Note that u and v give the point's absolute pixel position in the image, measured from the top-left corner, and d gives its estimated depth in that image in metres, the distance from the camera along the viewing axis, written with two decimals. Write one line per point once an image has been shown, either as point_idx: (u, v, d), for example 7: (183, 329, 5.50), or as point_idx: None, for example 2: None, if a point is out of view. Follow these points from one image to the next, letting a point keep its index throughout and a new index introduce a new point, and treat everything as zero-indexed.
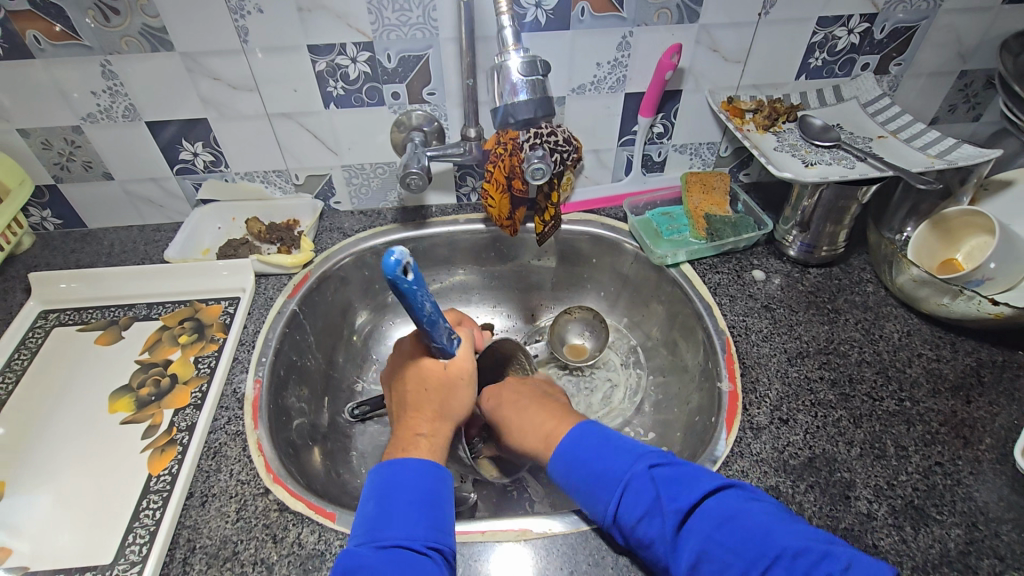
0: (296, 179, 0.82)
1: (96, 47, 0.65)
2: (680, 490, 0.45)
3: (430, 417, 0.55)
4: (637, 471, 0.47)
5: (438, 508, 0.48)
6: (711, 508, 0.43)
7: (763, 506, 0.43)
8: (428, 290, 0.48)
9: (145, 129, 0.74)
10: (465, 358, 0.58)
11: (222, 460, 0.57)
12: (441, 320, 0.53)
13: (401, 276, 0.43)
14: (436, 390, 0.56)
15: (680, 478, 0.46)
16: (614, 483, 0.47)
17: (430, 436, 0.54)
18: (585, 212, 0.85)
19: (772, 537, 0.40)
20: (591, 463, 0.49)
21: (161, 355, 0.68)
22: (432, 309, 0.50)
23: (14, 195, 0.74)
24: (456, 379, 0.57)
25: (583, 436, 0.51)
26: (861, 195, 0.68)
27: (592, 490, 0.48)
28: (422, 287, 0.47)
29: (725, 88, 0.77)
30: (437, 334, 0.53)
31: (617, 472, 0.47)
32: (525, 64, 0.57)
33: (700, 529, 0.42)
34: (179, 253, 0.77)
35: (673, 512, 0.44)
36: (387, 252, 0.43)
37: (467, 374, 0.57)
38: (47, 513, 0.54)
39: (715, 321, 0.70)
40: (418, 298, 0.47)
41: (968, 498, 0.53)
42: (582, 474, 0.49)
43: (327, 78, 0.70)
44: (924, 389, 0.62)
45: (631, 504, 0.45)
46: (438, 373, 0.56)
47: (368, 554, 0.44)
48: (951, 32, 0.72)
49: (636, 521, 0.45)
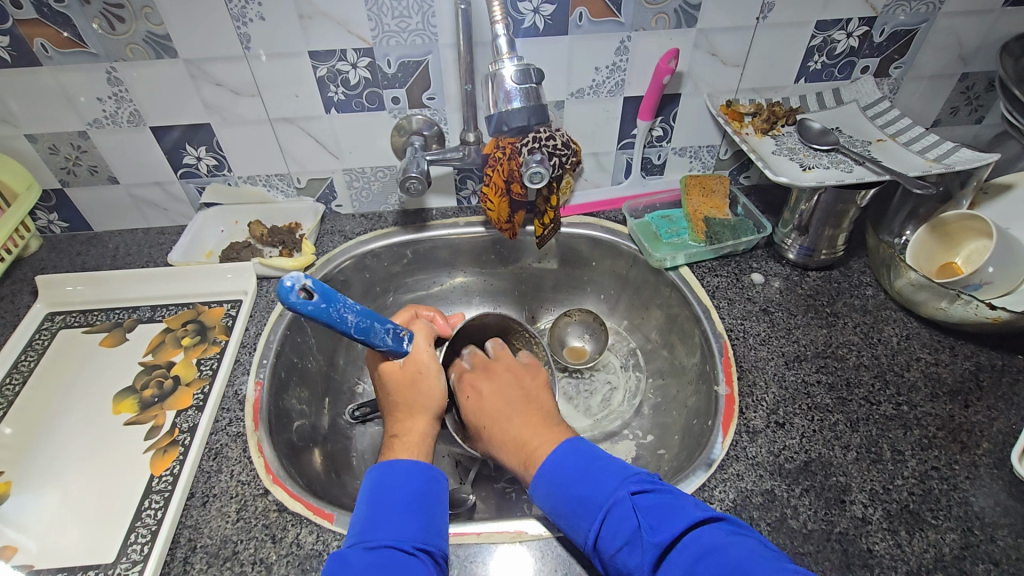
0: (298, 183, 0.83)
1: (102, 54, 0.66)
2: (662, 520, 0.43)
3: (404, 418, 0.55)
4: (620, 497, 0.46)
5: (428, 510, 0.49)
6: (689, 542, 0.42)
7: (745, 542, 0.41)
8: (344, 302, 0.52)
9: (149, 134, 0.75)
10: (424, 350, 0.57)
11: (223, 461, 0.58)
12: (380, 325, 0.55)
13: (297, 299, 0.47)
14: (403, 389, 0.56)
15: (664, 506, 0.44)
16: (595, 509, 0.46)
17: (401, 437, 0.54)
18: (585, 215, 0.86)
19: (745, 571, 0.38)
20: (571, 487, 0.48)
21: (164, 357, 0.69)
22: (359, 318, 0.53)
23: (22, 199, 0.76)
24: (417, 373, 0.56)
25: (567, 456, 0.50)
26: (860, 199, 0.68)
27: (573, 515, 0.47)
28: (332, 302, 0.50)
29: (724, 92, 0.77)
30: (379, 340, 0.55)
31: (600, 498, 0.46)
32: (519, 72, 0.58)
33: (680, 562, 0.41)
34: (182, 257, 0.78)
35: (652, 544, 0.42)
36: (280, 280, 0.47)
37: (429, 365, 0.57)
38: (52, 512, 0.55)
39: (712, 324, 0.70)
40: (332, 313, 0.50)
41: (965, 502, 0.53)
42: (563, 497, 0.48)
43: (328, 83, 0.71)
44: (923, 393, 0.62)
45: (613, 532, 0.45)
46: (397, 372, 0.57)
47: (357, 555, 0.44)
48: (951, 35, 0.72)
49: (615, 550, 0.44)
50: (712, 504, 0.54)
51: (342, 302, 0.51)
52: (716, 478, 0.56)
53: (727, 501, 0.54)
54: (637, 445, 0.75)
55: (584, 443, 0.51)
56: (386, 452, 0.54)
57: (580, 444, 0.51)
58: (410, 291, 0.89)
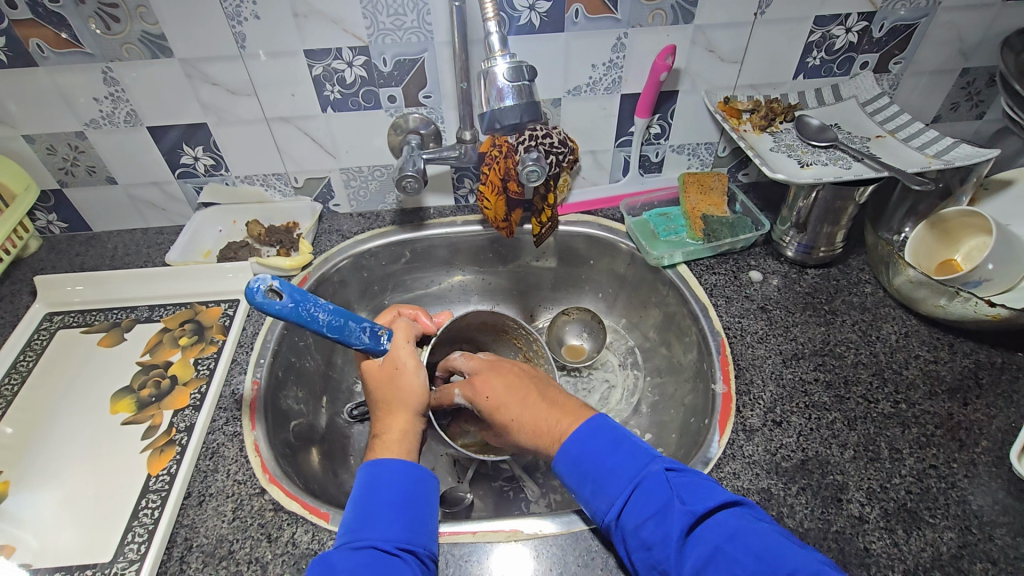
0: (295, 182, 0.83)
1: (98, 54, 0.66)
2: (695, 496, 0.44)
3: (383, 416, 0.55)
4: (653, 470, 0.46)
5: (416, 509, 0.49)
6: (722, 518, 0.42)
7: (772, 527, 0.42)
8: (315, 301, 0.52)
9: (146, 134, 0.75)
10: (402, 346, 0.58)
11: (220, 461, 0.58)
12: (355, 323, 0.56)
13: (264, 300, 0.48)
14: (382, 387, 0.56)
15: (694, 485, 0.45)
16: (625, 480, 0.46)
17: (382, 436, 0.54)
18: (582, 213, 0.85)
19: (779, 554, 0.39)
20: (603, 457, 0.48)
21: (161, 357, 0.70)
22: (332, 317, 0.54)
23: (20, 200, 0.76)
24: (394, 370, 0.56)
25: (598, 431, 0.50)
26: (858, 195, 0.68)
27: (597, 485, 0.47)
28: (302, 302, 0.51)
29: (722, 88, 0.76)
30: (354, 338, 0.56)
31: (631, 469, 0.46)
32: (511, 69, 0.58)
33: (709, 537, 0.41)
34: (180, 257, 0.79)
35: (686, 512, 0.43)
36: (247, 282, 0.48)
37: (406, 361, 0.57)
38: (50, 511, 0.56)
39: (710, 322, 0.70)
40: (302, 312, 0.51)
41: (962, 501, 0.53)
42: (593, 468, 0.48)
43: (323, 82, 0.71)
44: (921, 391, 0.61)
45: (642, 502, 0.44)
46: (376, 371, 0.57)
47: (343, 555, 0.44)
48: (952, 29, 0.72)
49: (641, 521, 0.44)
50: None
51: (313, 301, 0.52)
52: (713, 476, 0.56)
53: None
54: None
55: (610, 420, 0.51)
56: (369, 450, 0.54)
57: (606, 422, 0.51)
58: (409, 290, 0.89)
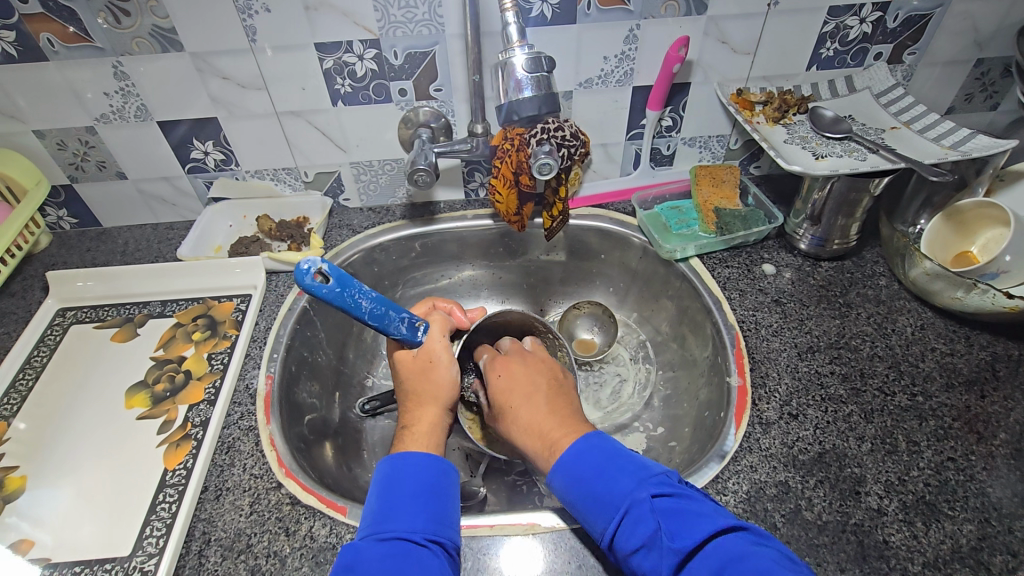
0: (306, 176, 0.82)
1: (108, 48, 0.66)
2: (682, 527, 0.42)
3: (413, 407, 0.56)
4: (638, 499, 0.45)
5: (440, 501, 0.49)
6: (711, 550, 0.41)
7: (768, 554, 0.40)
8: (359, 288, 0.52)
9: (157, 128, 0.74)
10: (438, 339, 0.59)
11: (236, 455, 0.58)
12: (395, 312, 0.56)
13: (314, 283, 0.47)
14: (415, 379, 0.57)
15: (684, 512, 0.44)
16: (612, 508, 0.46)
17: (410, 427, 0.54)
18: (593, 206, 0.85)
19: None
20: (589, 484, 0.47)
21: (175, 352, 0.70)
22: (374, 305, 0.53)
23: (31, 195, 0.76)
24: (428, 362, 0.57)
25: (586, 451, 0.49)
26: (873, 186, 0.67)
27: (589, 513, 0.47)
28: (348, 288, 0.50)
29: (734, 80, 0.76)
30: (393, 327, 0.56)
31: (616, 498, 0.46)
32: (530, 60, 0.58)
33: (699, 570, 0.40)
34: (191, 252, 0.78)
35: (672, 550, 0.42)
36: (300, 262, 0.47)
37: (440, 354, 0.58)
38: (68, 506, 0.56)
39: (723, 314, 0.70)
40: (347, 298, 0.50)
41: (982, 493, 0.53)
42: (580, 494, 0.48)
43: (334, 76, 0.70)
44: (938, 383, 0.61)
45: (629, 532, 0.44)
46: (410, 362, 0.58)
47: (368, 546, 0.44)
48: (967, 19, 0.71)
49: (632, 551, 0.44)
50: (726, 496, 0.54)
51: (357, 288, 0.51)
52: (730, 469, 0.56)
53: (741, 493, 0.54)
54: (647, 436, 0.75)
55: (600, 437, 0.51)
56: (397, 442, 0.54)
57: (596, 439, 0.50)
58: (419, 285, 0.89)
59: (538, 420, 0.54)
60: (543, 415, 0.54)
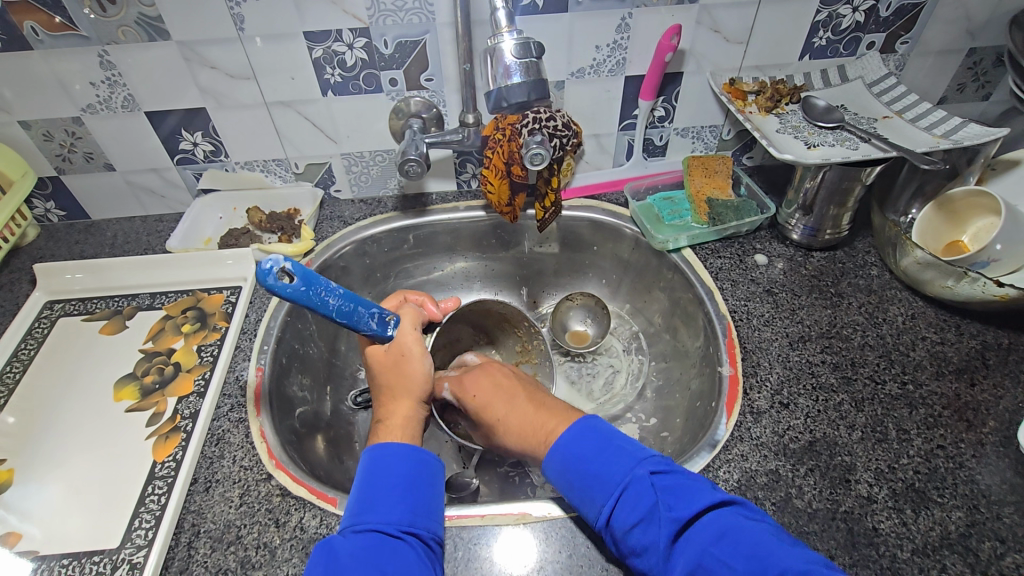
0: (296, 168, 0.82)
1: (94, 37, 0.65)
2: (682, 500, 0.43)
3: (387, 401, 0.55)
4: (637, 475, 0.45)
5: (418, 492, 0.48)
6: (709, 521, 0.41)
7: (763, 527, 0.41)
8: (326, 286, 0.50)
9: (145, 119, 0.74)
10: (409, 332, 0.59)
11: (225, 447, 0.58)
12: (364, 309, 0.55)
13: (277, 284, 0.46)
14: (387, 372, 0.57)
15: (683, 486, 0.44)
16: (610, 486, 0.46)
17: (385, 422, 0.54)
18: (586, 197, 0.84)
19: (766, 557, 0.38)
20: (587, 463, 0.47)
21: (164, 344, 0.69)
22: (341, 301, 0.52)
23: (17, 187, 0.75)
24: (400, 356, 0.57)
25: (583, 433, 0.49)
26: (865, 176, 0.67)
27: (586, 491, 0.47)
28: (314, 286, 0.49)
29: (727, 70, 0.75)
30: (361, 322, 0.55)
31: (616, 476, 0.46)
32: (519, 45, 0.58)
33: (698, 539, 0.41)
34: (180, 245, 0.78)
35: (671, 519, 0.42)
36: (261, 261, 0.45)
37: (411, 347, 0.57)
38: (56, 498, 0.55)
39: (715, 305, 0.70)
40: (313, 297, 0.49)
41: (971, 481, 0.53)
42: (578, 473, 0.48)
43: (324, 65, 0.70)
44: (928, 371, 0.61)
45: (628, 508, 0.44)
46: (381, 357, 0.58)
47: (345, 540, 0.44)
48: (959, 8, 0.71)
49: (630, 527, 0.44)
50: (717, 485, 0.54)
51: (324, 286, 0.50)
52: (720, 458, 0.56)
53: (731, 481, 0.54)
54: (640, 427, 0.75)
55: (597, 421, 0.51)
56: (373, 436, 0.54)
57: (594, 422, 0.51)
58: (411, 277, 0.89)
59: (521, 420, 0.54)
60: (522, 414, 0.55)
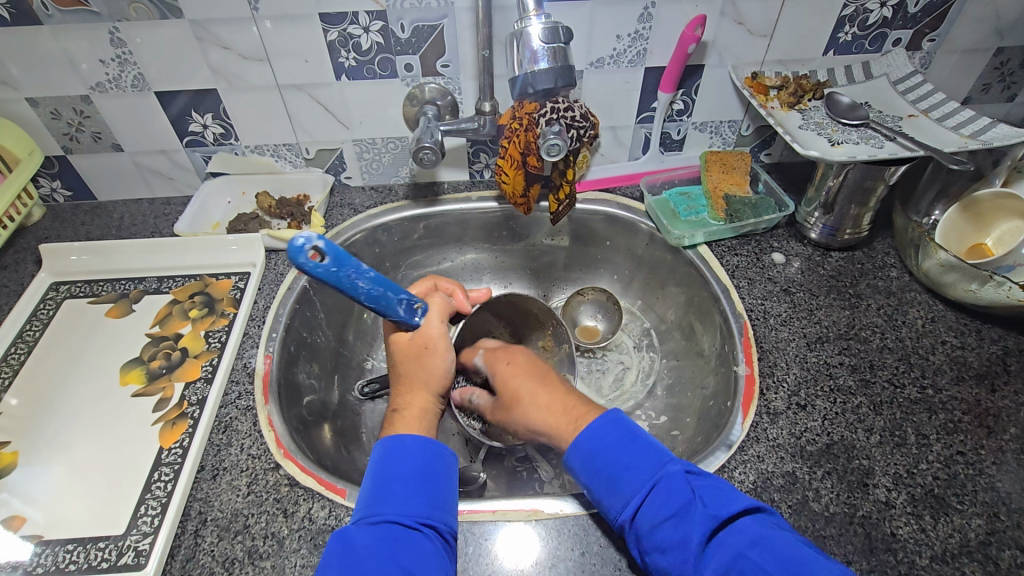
0: (307, 153, 0.81)
1: (104, 13, 0.64)
2: (718, 499, 0.43)
3: (405, 391, 0.55)
4: (671, 471, 0.45)
5: (433, 484, 0.48)
6: (744, 525, 0.41)
7: (796, 535, 0.41)
8: (357, 268, 0.48)
9: (154, 99, 0.72)
10: (435, 326, 0.57)
11: (233, 435, 0.57)
12: (393, 294, 0.53)
13: (309, 263, 0.43)
14: (408, 362, 0.56)
15: (716, 488, 0.44)
16: (643, 479, 0.45)
17: (403, 410, 0.54)
18: (600, 190, 0.83)
19: (805, 562, 0.38)
20: (619, 453, 0.47)
21: (171, 329, 0.68)
22: (371, 286, 0.50)
23: (24, 165, 0.73)
24: (424, 347, 0.56)
25: (613, 424, 0.49)
26: (889, 175, 0.66)
27: (616, 484, 0.46)
28: (345, 267, 0.46)
29: (749, 64, 0.74)
30: (391, 309, 0.53)
31: (649, 470, 0.46)
32: (547, 30, 0.57)
33: (730, 541, 0.41)
34: (189, 228, 0.77)
35: (710, 516, 0.42)
36: (293, 238, 0.42)
37: (437, 342, 0.56)
38: (60, 483, 0.54)
39: (732, 304, 0.69)
40: (343, 278, 0.47)
41: (991, 487, 0.52)
42: (607, 464, 0.47)
43: (339, 48, 0.68)
44: (948, 376, 0.60)
45: (659, 503, 0.44)
46: (406, 344, 0.57)
47: (360, 531, 0.43)
48: (989, 6, 0.69)
49: (658, 522, 0.43)
50: (733, 485, 0.53)
51: (355, 268, 0.47)
52: (736, 459, 0.55)
53: (747, 482, 0.53)
54: (649, 425, 0.74)
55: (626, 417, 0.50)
56: (387, 424, 0.53)
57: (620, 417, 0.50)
58: (420, 267, 0.87)
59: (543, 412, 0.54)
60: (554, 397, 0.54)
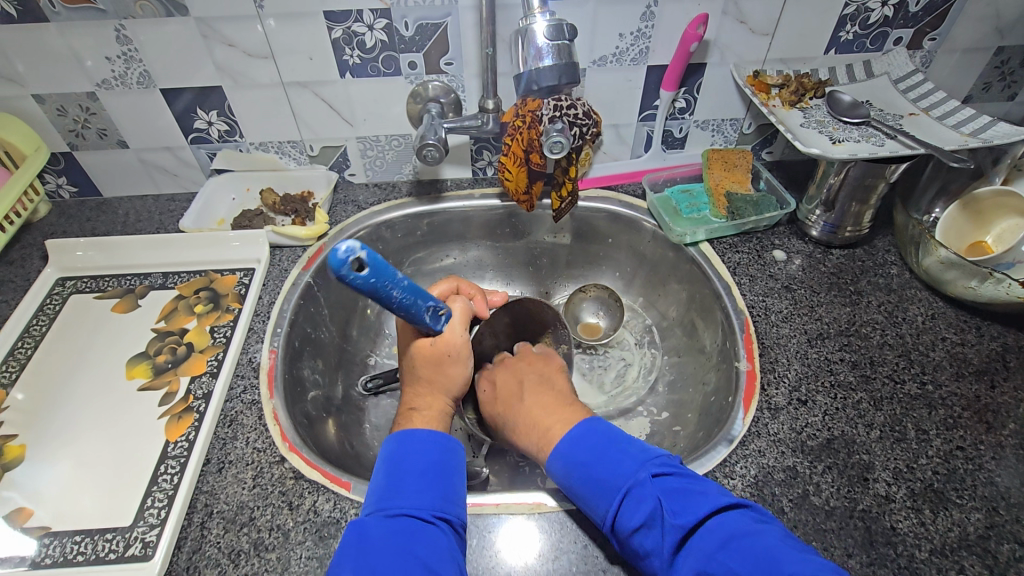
0: (311, 150, 0.81)
1: (110, 10, 0.64)
2: (685, 505, 0.43)
3: (424, 393, 0.55)
4: (641, 478, 0.45)
5: (447, 479, 0.48)
6: (714, 527, 0.41)
7: (772, 531, 0.41)
8: (394, 277, 0.44)
9: (159, 96, 0.73)
10: (458, 334, 0.55)
11: (238, 428, 0.58)
12: (423, 301, 0.49)
13: (349, 273, 0.39)
14: (428, 366, 0.55)
15: (687, 491, 0.44)
16: (613, 490, 0.46)
17: (423, 412, 0.54)
18: (602, 188, 0.84)
19: (778, 557, 0.38)
20: (590, 466, 0.48)
21: (177, 324, 0.69)
22: (405, 294, 0.46)
23: (30, 161, 0.74)
24: (447, 355, 0.55)
25: (582, 437, 0.50)
26: (890, 173, 0.66)
27: (593, 495, 0.47)
28: (383, 277, 0.42)
29: (750, 62, 0.74)
30: (418, 316, 0.49)
31: (618, 480, 0.46)
32: (551, 27, 0.57)
33: (701, 546, 0.41)
34: (194, 224, 0.77)
35: (675, 526, 0.42)
36: (336, 245, 0.38)
37: (460, 351, 0.55)
38: (67, 476, 0.55)
39: (733, 300, 0.69)
40: (380, 287, 0.43)
41: (990, 482, 0.52)
42: (581, 476, 0.48)
43: (343, 46, 0.69)
44: (948, 372, 0.61)
45: (631, 512, 0.44)
46: (427, 350, 0.55)
47: (375, 522, 0.44)
48: (990, 5, 0.69)
49: (633, 530, 0.43)
50: (734, 479, 0.53)
51: (393, 277, 0.43)
52: (737, 454, 0.55)
53: (748, 477, 0.54)
54: (651, 421, 0.74)
55: (600, 422, 0.52)
56: (404, 423, 0.53)
57: (594, 424, 0.51)
58: (423, 264, 0.88)
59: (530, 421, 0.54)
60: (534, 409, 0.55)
